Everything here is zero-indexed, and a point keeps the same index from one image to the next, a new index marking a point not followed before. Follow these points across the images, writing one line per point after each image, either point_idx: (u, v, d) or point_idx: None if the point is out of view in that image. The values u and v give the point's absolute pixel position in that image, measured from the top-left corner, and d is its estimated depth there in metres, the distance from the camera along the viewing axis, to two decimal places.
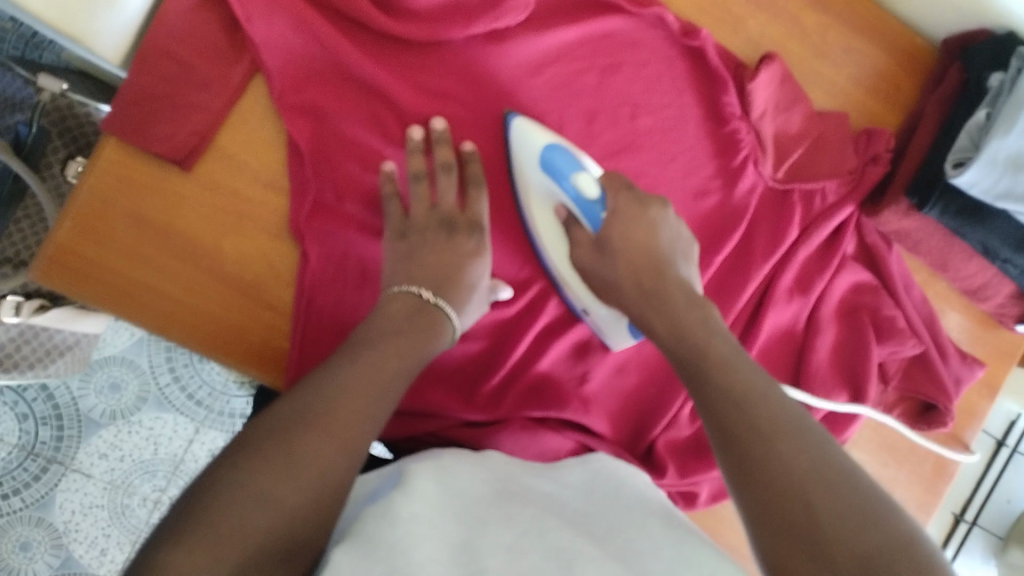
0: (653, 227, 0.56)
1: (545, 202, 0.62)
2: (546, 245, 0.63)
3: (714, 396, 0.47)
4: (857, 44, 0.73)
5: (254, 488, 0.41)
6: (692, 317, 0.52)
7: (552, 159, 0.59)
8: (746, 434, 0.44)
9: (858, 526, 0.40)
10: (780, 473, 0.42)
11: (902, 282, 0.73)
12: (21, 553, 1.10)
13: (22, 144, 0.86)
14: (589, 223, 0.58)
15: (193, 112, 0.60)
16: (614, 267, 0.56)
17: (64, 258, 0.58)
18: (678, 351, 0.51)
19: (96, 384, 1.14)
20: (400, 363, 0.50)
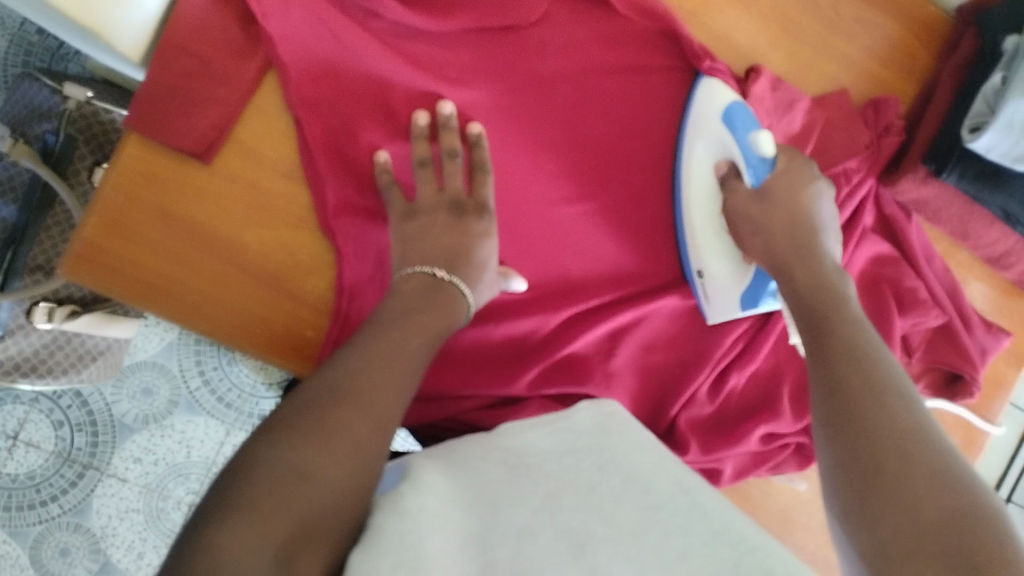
0: (816, 196, 0.63)
1: (704, 150, 0.67)
2: (689, 201, 0.68)
3: (860, 371, 0.51)
4: (869, 15, 0.73)
5: (293, 459, 0.42)
6: (831, 276, 0.59)
7: (734, 113, 0.65)
8: (878, 415, 0.48)
9: (925, 486, 0.43)
10: (900, 455, 0.45)
11: (922, 253, 0.72)
12: (60, 559, 1.12)
13: (52, 151, 0.89)
14: (750, 176, 0.63)
15: (213, 106, 0.61)
16: (768, 217, 0.62)
17: (92, 254, 0.59)
18: (811, 301, 0.58)
19: (128, 390, 1.16)
20: (420, 341, 0.53)
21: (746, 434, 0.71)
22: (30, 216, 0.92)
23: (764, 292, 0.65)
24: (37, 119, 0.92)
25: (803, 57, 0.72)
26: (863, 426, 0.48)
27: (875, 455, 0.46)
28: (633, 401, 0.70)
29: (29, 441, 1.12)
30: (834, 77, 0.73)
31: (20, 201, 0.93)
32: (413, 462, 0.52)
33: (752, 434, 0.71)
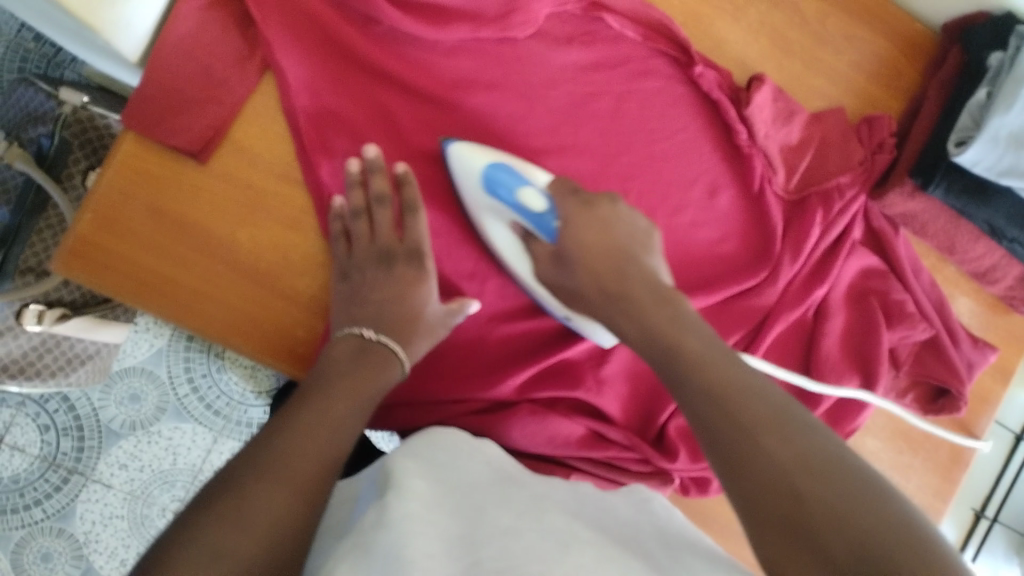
0: (609, 228, 0.60)
1: (496, 219, 0.63)
2: (512, 265, 0.65)
3: (703, 394, 0.49)
4: (858, 32, 0.74)
5: (211, 540, 0.43)
6: (661, 320, 0.55)
7: (494, 175, 0.61)
8: (736, 435, 0.46)
9: (827, 526, 0.40)
10: (763, 470, 0.44)
11: (910, 266, 0.73)
12: (43, 564, 1.11)
13: (46, 155, 0.89)
14: (544, 235, 0.61)
15: (211, 107, 0.61)
16: (575, 278, 0.60)
17: (84, 250, 0.60)
18: (655, 348, 0.54)
19: (116, 395, 1.15)
20: (350, 404, 0.54)
21: None
22: (22, 218, 0.92)
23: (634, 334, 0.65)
24: (33, 122, 0.92)
25: (792, 70, 0.73)
26: (727, 454, 0.46)
27: (776, 502, 0.42)
28: (621, 409, 0.71)
29: (14, 445, 1.12)
30: (825, 92, 0.74)
31: (13, 202, 0.93)
32: (392, 459, 0.55)
33: None
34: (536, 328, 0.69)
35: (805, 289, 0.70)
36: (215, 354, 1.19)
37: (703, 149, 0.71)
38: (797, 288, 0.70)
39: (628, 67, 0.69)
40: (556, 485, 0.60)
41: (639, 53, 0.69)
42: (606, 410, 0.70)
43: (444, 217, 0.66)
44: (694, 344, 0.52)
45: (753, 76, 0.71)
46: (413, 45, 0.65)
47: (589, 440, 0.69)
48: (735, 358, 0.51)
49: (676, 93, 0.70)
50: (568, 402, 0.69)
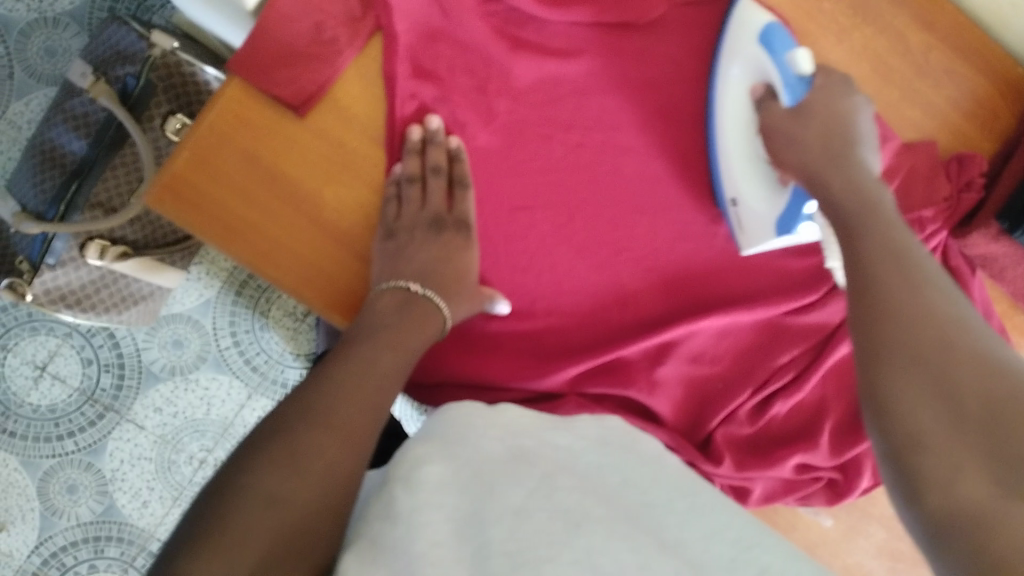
0: (851, 109, 0.63)
1: (740, 73, 0.66)
2: (725, 120, 0.67)
3: (857, 258, 0.53)
4: (958, 67, 0.73)
5: (262, 488, 0.44)
6: (867, 184, 0.59)
7: (770, 34, 0.63)
8: (886, 283, 0.50)
9: (962, 377, 0.43)
10: (900, 316, 0.48)
11: (982, 309, 0.72)
12: (67, 495, 1.12)
13: (130, 95, 0.91)
14: (788, 97, 0.63)
15: (319, 63, 0.63)
16: (806, 129, 0.61)
17: (177, 186, 0.61)
18: (850, 209, 0.57)
19: (160, 338, 1.17)
20: (393, 356, 0.56)
21: (779, 460, 0.71)
22: (98, 153, 0.93)
23: (798, 218, 0.63)
24: (121, 62, 0.92)
25: (889, 98, 0.73)
26: (870, 302, 0.50)
27: (913, 351, 0.45)
28: (674, 413, 0.71)
29: (56, 374, 1.13)
30: (918, 123, 0.73)
31: (91, 136, 0.95)
32: (407, 447, 0.53)
33: (786, 461, 0.71)
34: (596, 320, 0.68)
35: None
36: (259, 311, 1.20)
37: None
38: None
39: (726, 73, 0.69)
40: (580, 429, 0.58)
41: None
42: (658, 411, 0.70)
43: (529, 199, 0.67)
44: (886, 212, 0.56)
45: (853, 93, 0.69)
46: (521, 29, 0.67)
47: None
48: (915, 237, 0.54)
49: None
50: (619, 400, 0.69)
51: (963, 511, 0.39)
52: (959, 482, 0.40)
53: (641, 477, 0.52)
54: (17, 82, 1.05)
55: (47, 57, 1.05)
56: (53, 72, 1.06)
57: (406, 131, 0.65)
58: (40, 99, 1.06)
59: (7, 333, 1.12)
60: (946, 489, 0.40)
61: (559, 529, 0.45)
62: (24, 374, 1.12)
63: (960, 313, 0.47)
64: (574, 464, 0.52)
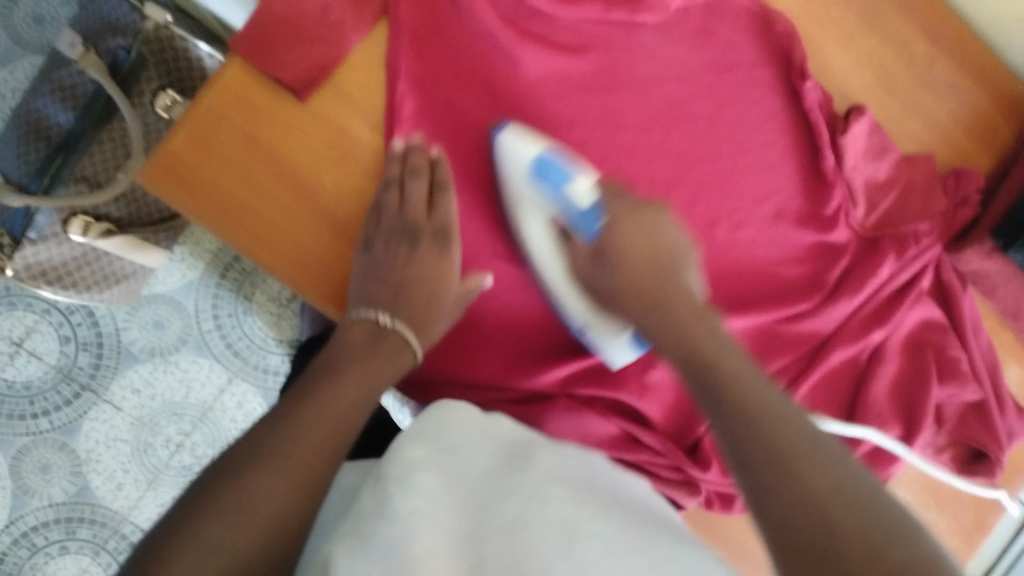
0: (656, 231, 0.60)
1: (531, 219, 0.63)
2: (541, 268, 0.64)
3: (715, 404, 0.51)
4: (961, 82, 0.75)
5: (202, 537, 0.44)
6: (700, 333, 0.56)
7: (544, 166, 0.60)
8: (763, 462, 0.47)
9: (811, 496, 0.45)
10: (796, 497, 0.45)
11: (972, 325, 0.73)
12: (40, 474, 1.11)
13: (121, 68, 0.89)
14: (583, 232, 0.61)
15: (326, 47, 0.63)
16: (614, 279, 0.60)
17: (172, 166, 0.60)
18: (685, 351, 0.55)
19: (141, 319, 1.15)
20: (358, 393, 0.54)
21: None
22: (86, 126, 0.92)
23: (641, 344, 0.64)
24: (111, 33, 0.89)
25: (891, 109, 0.74)
26: (717, 407, 0.51)
27: (765, 463, 0.47)
28: (663, 417, 0.69)
29: (33, 351, 1.11)
30: (917, 135, 0.74)
31: (78, 108, 0.92)
32: (400, 445, 0.51)
33: None
34: None
35: (862, 327, 0.70)
36: (244, 295, 1.18)
37: (786, 169, 0.71)
38: (855, 325, 0.70)
39: (732, 77, 0.70)
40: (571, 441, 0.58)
41: (747, 64, 0.70)
42: (646, 413, 0.68)
43: None
44: (725, 357, 0.54)
45: (853, 107, 0.72)
46: (533, 23, 0.67)
47: (620, 439, 0.67)
48: (729, 343, 0.55)
49: (774, 110, 0.71)
50: (608, 402, 0.68)
51: None
52: None
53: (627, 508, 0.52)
54: (2, 49, 1.02)
55: (34, 23, 1.03)
56: (41, 41, 1.03)
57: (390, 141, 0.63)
58: (26, 67, 1.03)
59: None
60: None
61: (556, 543, 0.45)
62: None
63: (841, 468, 0.46)
64: (566, 479, 0.51)
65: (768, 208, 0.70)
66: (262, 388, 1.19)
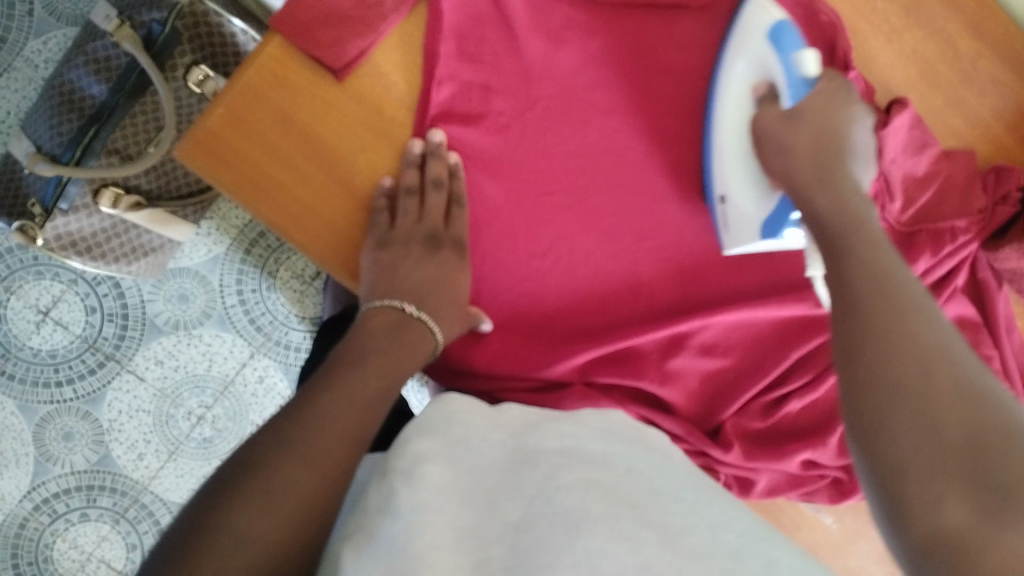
0: (849, 119, 0.60)
1: (745, 69, 0.63)
2: (721, 120, 0.64)
3: (841, 257, 0.52)
4: (1004, 77, 0.74)
5: (233, 526, 0.42)
6: (855, 204, 0.56)
7: (779, 31, 0.60)
8: (881, 308, 0.47)
9: (938, 389, 0.42)
10: (902, 346, 0.45)
11: (1004, 324, 0.72)
12: (63, 442, 1.12)
13: (154, 42, 0.87)
14: (787, 97, 0.60)
15: (368, 27, 0.62)
16: (795, 136, 0.59)
17: (209, 142, 0.61)
18: (831, 223, 0.55)
19: (165, 292, 1.16)
20: (380, 385, 0.54)
21: (788, 454, 0.69)
22: (119, 99, 0.91)
23: (785, 220, 0.61)
24: (146, 7, 0.88)
25: (931, 102, 0.73)
26: (840, 293, 0.50)
27: (874, 347, 0.45)
28: (686, 403, 0.69)
29: (58, 320, 1.12)
30: (959, 131, 0.74)
31: (111, 81, 0.92)
32: (408, 437, 0.52)
33: (796, 455, 0.69)
34: (616, 307, 0.67)
35: None
36: (267, 271, 1.18)
37: None
38: None
39: None
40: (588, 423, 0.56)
41: None
42: (669, 400, 0.68)
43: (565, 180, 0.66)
44: (872, 228, 0.54)
45: (895, 99, 0.70)
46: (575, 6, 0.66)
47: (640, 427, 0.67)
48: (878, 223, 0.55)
49: None
50: (627, 390, 0.68)
51: (948, 536, 0.38)
52: (943, 513, 0.38)
53: (648, 480, 0.50)
54: (36, 20, 1.04)
55: None
56: (75, 12, 1.05)
57: (407, 145, 0.63)
58: (59, 38, 1.05)
59: (11, 276, 1.11)
60: (932, 515, 0.39)
61: (560, 534, 0.44)
62: (26, 318, 1.11)
63: (949, 338, 0.45)
64: (580, 458, 0.50)
65: None
66: (283, 364, 1.19)
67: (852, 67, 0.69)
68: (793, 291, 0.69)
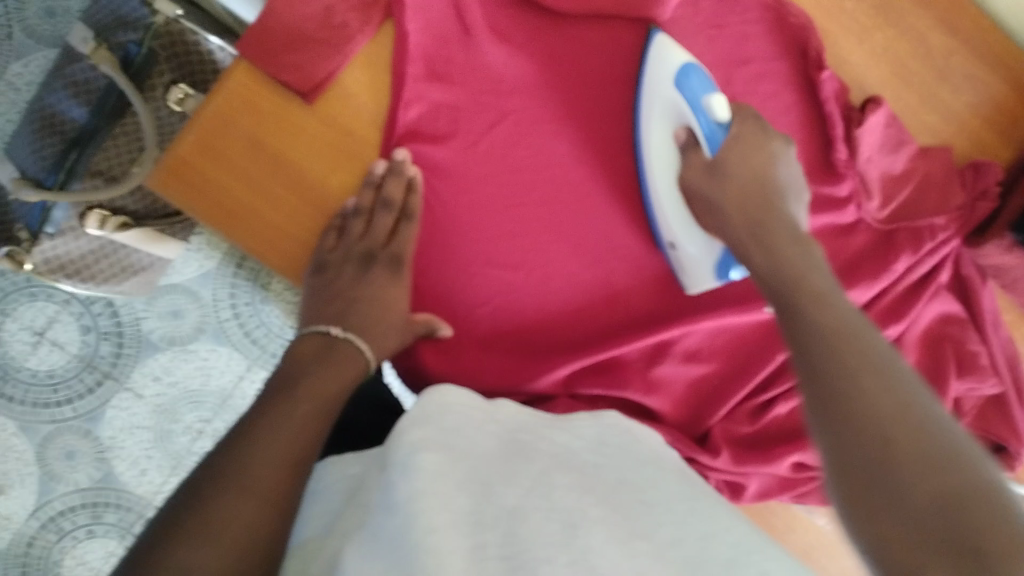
0: (769, 159, 0.59)
1: (664, 126, 0.63)
2: (654, 171, 0.64)
3: (791, 322, 0.49)
4: (981, 74, 0.74)
5: (168, 560, 0.41)
6: (791, 254, 0.54)
7: (689, 75, 0.60)
8: (831, 380, 0.44)
9: (901, 440, 0.40)
10: (863, 420, 0.42)
11: (991, 319, 0.72)
12: (65, 461, 1.12)
13: (132, 63, 0.86)
14: (706, 145, 0.59)
15: (336, 50, 0.64)
16: (722, 191, 0.57)
17: (180, 168, 0.62)
18: (773, 280, 0.52)
19: (159, 308, 1.15)
20: (312, 407, 0.52)
21: (777, 458, 0.68)
22: (99, 121, 0.91)
23: (732, 265, 0.61)
24: (123, 28, 0.86)
25: (907, 100, 0.73)
26: (793, 327, 0.49)
27: (836, 386, 0.44)
28: (674, 411, 0.68)
29: (54, 341, 1.12)
30: (936, 128, 0.74)
31: (91, 103, 0.92)
32: (403, 429, 0.48)
33: (786, 458, 0.68)
34: (596, 320, 0.67)
35: (880, 321, 0.69)
36: (260, 284, 1.18)
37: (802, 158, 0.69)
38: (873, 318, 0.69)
39: (748, 69, 0.69)
40: (578, 429, 0.54)
41: (763, 56, 0.70)
42: (656, 409, 0.67)
43: (538, 195, 0.66)
44: (814, 276, 0.52)
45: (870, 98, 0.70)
46: (546, 21, 0.67)
47: None
48: (791, 231, 0.56)
49: (788, 101, 0.70)
50: (612, 401, 0.67)
51: None
52: None
53: (638, 492, 0.46)
54: (16, 43, 1.04)
55: (47, 16, 1.05)
56: (53, 33, 1.05)
57: (371, 166, 0.64)
58: (39, 60, 1.04)
59: (5, 298, 1.11)
60: None
61: (557, 532, 0.41)
62: (21, 340, 1.11)
63: (917, 394, 0.43)
64: (572, 466, 0.48)
65: None
66: None
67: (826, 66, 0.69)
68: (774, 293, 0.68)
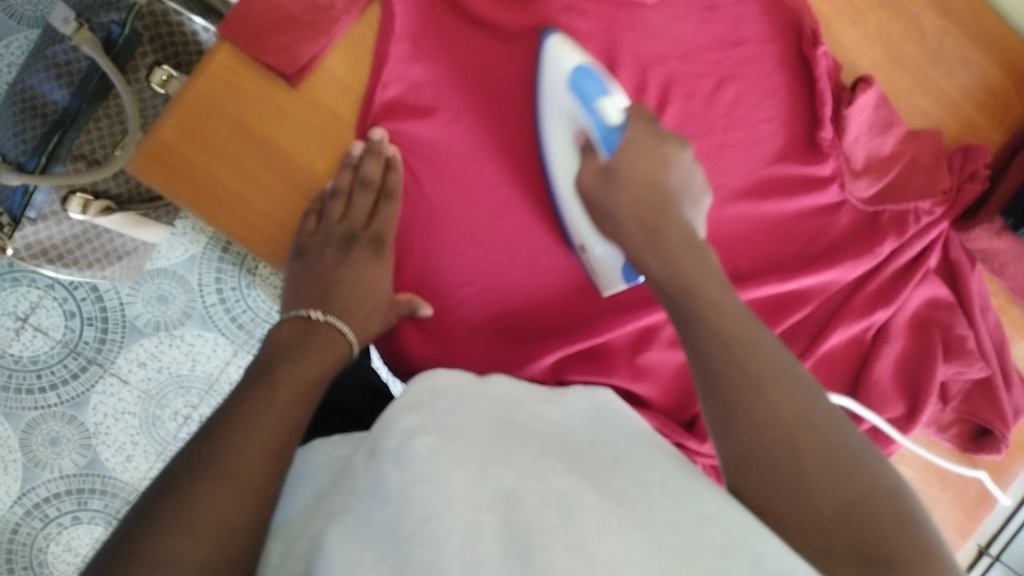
0: (665, 164, 0.54)
1: (565, 126, 0.60)
2: (558, 170, 0.62)
3: (693, 333, 0.47)
4: (972, 57, 0.75)
5: (149, 551, 0.40)
6: (687, 260, 0.50)
7: (580, 79, 0.57)
8: (735, 383, 0.45)
9: (804, 450, 0.42)
10: (760, 429, 0.43)
11: (979, 304, 0.72)
12: (50, 447, 1.10)
13: (113, 45, 0.82)
14: (603, 149, 0.56)
15: (320, 31, 0.63)
16: (617, 199, 0.54)
17: (160, 154, 0.61)
18: (671, 291, 0.50)
19: (145, 293, 1.14)
20: (295, 393, 0.51)
21: None
22: (81, 104, 0.88)
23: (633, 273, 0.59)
24: (105, 8, 0.83)
25: (898, 83, 0.74)
26: (686, 325, 0.48)
27: (736, 395, 0.44)
28: (661, 395, 0.68)
29: (38, 326, 1.11)
30: (928, 111, 0.74)
31: (73, 86, 0.90)
32: (392, 418, 0.48)
33: None
34: (578, 305, 0.66)
35: (867, 306, 0.69)
36: (246, 268, 1.17)
37: (790, 141, 0.70)
38: (860, 303, 0.69)
39: (738, 51, 0.69)
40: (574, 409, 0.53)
41: (753, 38, 0.70)
42: (642, 395, 0.67)
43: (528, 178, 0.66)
44: (710, 287, 0.49)
45: (862, 78, 0.70)
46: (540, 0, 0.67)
47: None
48: (687, 227, 0.53)
49: (777, 83, 0.70)
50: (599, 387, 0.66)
51: None
52: None
53: (636, 473, 0.44)
54: None
55: None
56: (36, 14, 1.03)
57: (349, 147, 0.63)
58: (21, 41, 1.03)
59: None
60: None
61: (553, 517, 0.39)
62: (5, 325, 1.10)
63: (810, 394, 0.45)
64: (565, 450, 0.46)
65: (766, 182, 0.69)
66: None
67: (820, 43, 0.69)
68: (762, 272, 0.68)
